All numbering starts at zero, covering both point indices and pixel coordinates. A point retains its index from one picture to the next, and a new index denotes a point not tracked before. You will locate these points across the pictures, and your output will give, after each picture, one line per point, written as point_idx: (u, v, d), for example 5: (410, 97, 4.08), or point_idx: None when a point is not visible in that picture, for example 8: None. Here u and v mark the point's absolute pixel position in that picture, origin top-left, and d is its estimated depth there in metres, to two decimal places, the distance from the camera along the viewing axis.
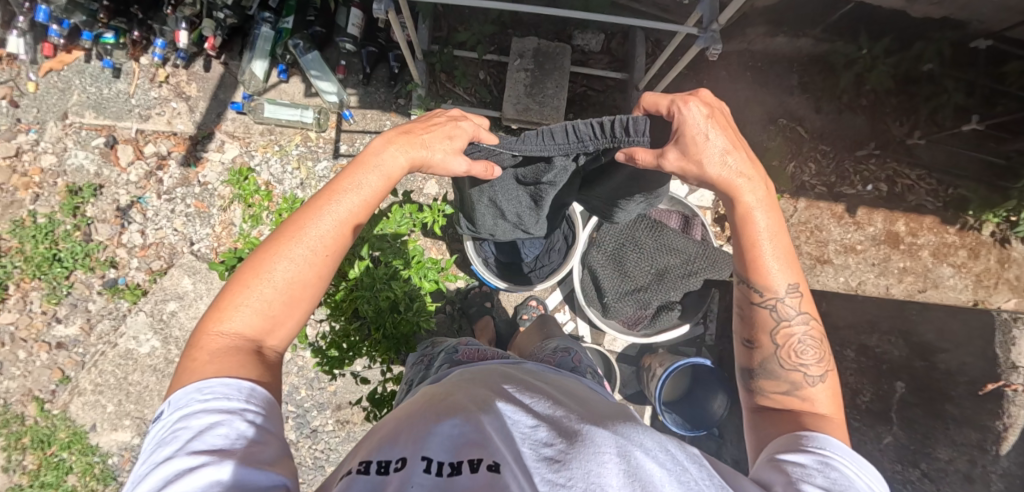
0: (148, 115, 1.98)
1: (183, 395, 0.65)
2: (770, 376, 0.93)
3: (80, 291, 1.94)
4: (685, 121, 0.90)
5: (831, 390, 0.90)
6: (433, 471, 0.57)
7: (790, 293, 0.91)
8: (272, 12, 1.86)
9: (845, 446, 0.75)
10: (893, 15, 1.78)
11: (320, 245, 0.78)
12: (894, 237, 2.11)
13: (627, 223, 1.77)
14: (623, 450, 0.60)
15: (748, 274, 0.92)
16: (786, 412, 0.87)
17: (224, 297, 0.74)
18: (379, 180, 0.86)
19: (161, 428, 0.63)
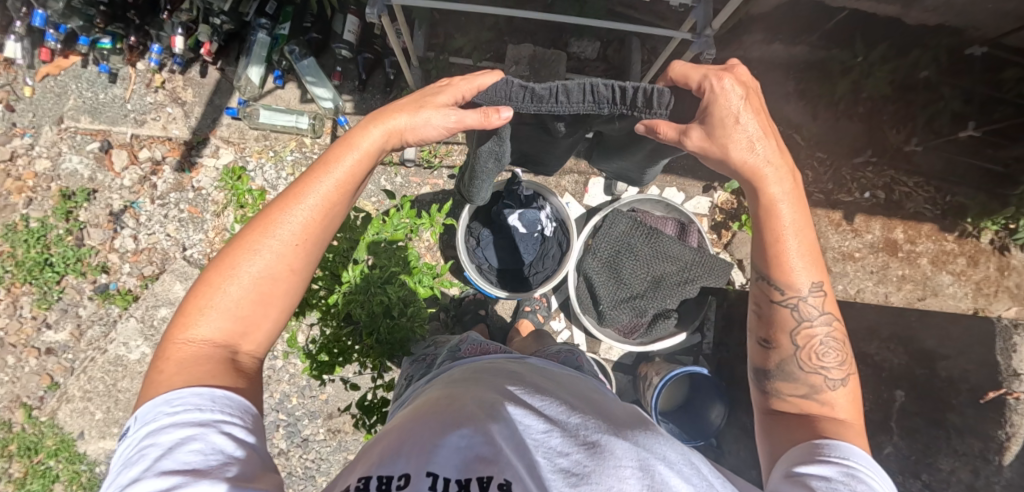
0: (143, 120, 1.98)
1: (150, 408, 0.63)
2: (788, 378, 0.91)
3: (71, 297, 1.92)
4: (718, 100, 0.89)
5: (852, 395, 0.88)
6: (440, 489, 0.53)
7: (813, 292, 0.90)
8: (269, 19, 1.84)
9: (862, 454, 0.75)
10: (888, 21, 1.78)
11: (290, 235, 0.77)
12: (893, 245, 2.11)
13: (622, 229, 1.77)
14: (644, 464, 0.60)
15: (769, 271, 0.91)
16: (804, 416, 0.86)
17: (190, 302, 0.73)
18: (353, 160, 0.84)
19: (128, 446, 0.61)
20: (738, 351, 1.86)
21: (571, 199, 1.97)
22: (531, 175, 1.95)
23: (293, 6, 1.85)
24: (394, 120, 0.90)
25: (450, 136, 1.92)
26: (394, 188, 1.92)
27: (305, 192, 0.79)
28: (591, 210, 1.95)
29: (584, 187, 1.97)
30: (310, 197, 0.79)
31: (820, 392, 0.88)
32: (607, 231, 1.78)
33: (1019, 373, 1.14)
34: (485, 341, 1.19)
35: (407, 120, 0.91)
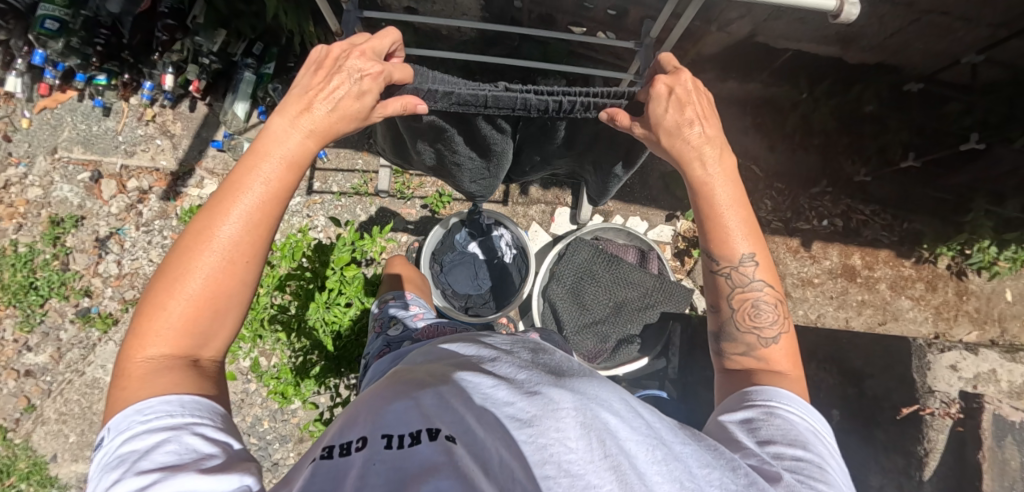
0: (133, 151, 2.09)
1: (122, 418, 0.61)
2: (730, 339, 0.93)
3: (53, 319, 1.98)
4: (655, 96, 0.90)
5: (788, 350, 0.90)
6: (394, 446, 0.57)
7: (747, 261, 0.89)
8: (255, 59, 1.99)
9: (791, 394, 0.81)
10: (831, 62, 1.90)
11: (230, 249, 0.69)
12: (851, 271, 2.17)
13: (585, 256, 1.85)
14: (582, 404, 0.59)
15: (709, 245, 0.90)
16: (750, 373, 0.88)
17: (137, 326, 0.66)
18: (282, 162, 0.73)
19: (105, 454, 0.60)
20: (702, 375, 1.88)
21: (538, 228, 2.06)
22: (500, 205, 2.05)
23: (278, 47, 1.99)
24: (318, 111, 0.77)
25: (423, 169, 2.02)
26: (370, 217, 2.02)
27: (235, 200, 0.69)
28: (557, 238, 2.04)
29: (551, 217, 2.06)
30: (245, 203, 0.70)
31: (757, 350, 0.89)
32: (570, 258, 1.86)
33: (933, 390, 1.28)
34: (443, 320, 1.30)
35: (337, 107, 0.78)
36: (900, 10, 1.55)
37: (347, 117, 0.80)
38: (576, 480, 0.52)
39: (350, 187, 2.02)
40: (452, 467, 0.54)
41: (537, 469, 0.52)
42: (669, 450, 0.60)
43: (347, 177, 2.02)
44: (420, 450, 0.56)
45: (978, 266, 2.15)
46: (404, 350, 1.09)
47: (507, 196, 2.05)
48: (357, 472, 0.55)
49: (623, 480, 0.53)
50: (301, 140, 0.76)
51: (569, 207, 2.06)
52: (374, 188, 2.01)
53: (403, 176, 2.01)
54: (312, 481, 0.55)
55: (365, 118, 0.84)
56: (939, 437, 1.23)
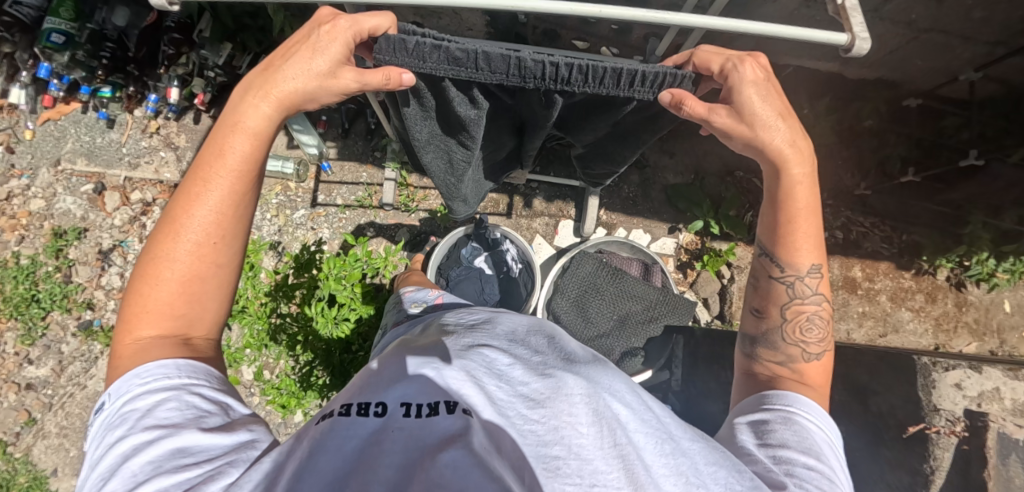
0: (137, 163, 2.09)
1: (119, 386, 0.65)
2: (771, 346, 0.93)
3: (55, 333, 1.97)
4: (741, 80, 0.82)
5: (825, 367, 0.92)
6: (412, 414, 0.59)
7: (810, 273, 0.91)
8: None
9: (809, 402, 0.83)
10: (831, 76, 1.92)
11: (207, 225, 0.72)
12: (852, 282, 2.16)
13: (590, 270, 1.87)
14: (593, 393, 0.65)
15: (775, 248, 0.91)
16: (777, 381, 0.90)
17: (130, 308, 0.71)
18: (248, 140, 0.75)
19: (107, 415, 0.64)
20: (705, 388, 1.86)
21: (542, 241, 2.07)
22: (503, 218, 2.07)
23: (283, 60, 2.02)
24: (280, 87, 0.77)
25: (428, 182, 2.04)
26: (374, 229, 2.03)
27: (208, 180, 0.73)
28: (561, 250, 2.05)
29: (554, 229, 2.07)
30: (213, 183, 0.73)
31: (796, 363, 0.91)
32: (574, 271, 1.87)
33: (938, 409, 1.28)
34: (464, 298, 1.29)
35: (295, 81, 0.78)
36: (898, 28, 1.58)
37: (310, 94, 0.79)
38: (586, 463, 0.57)
39: (355, 200, 2.03)
40: (467, 439, 0.55)
41: (547, 449, 0.58)
42: (676, 445, 0.66)
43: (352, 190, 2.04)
44: (439, 421, 0.58)
45: (976, 278, 2.16)
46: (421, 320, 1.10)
47: (511, 209, 2.07)
48: (373, 434, 0.57)
49: (628, 467, 0.59)
50: (264, 117, 0.77)
51: (573, 220, 2.07)
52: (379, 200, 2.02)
53: (407, 189, 2.02)
54: (328, 437, 0.57)
55: (331, 95, 0.82)
56: (945, 456, 1.24)
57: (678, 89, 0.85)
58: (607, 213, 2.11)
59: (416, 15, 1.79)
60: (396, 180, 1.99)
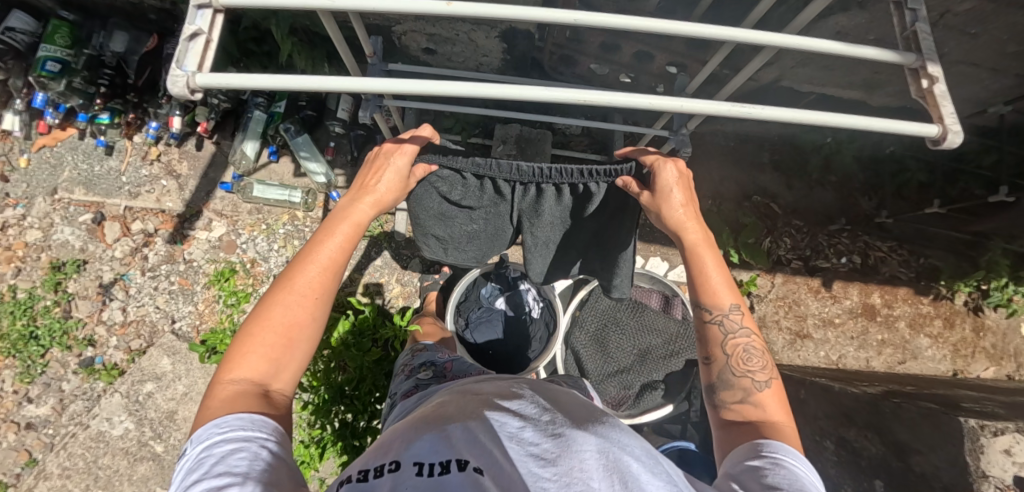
0: (137, 192, 2.01)
1: (203, 427, 0.75)
2: (727, 387, 1.00)
3: (55, 371, 1.90)
4: (662, 175, 1.00)
5: (777, 392, 0.98)
6: (424, 473, 0.63)
7: (732, 311, 1.02)
8: (265, 98, 1.92)
9: (796, 452, 0.81)
10: (854, 104, 1.85)
11: (308, 289, 0.93)
12: (870, 309, 2.12)
13: (609, 303, 1.87)
14: (603, 448, 0.66)
15: (698, 297, 1.04)
16: (748, 422, 0.93)
17: (232, 355, 0.86)
18: (348, 228, 0.99)
19: (188, 460, 0.72)
20: None
21: None
22: None
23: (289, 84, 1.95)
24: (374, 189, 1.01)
25: None
26: (385, 260, 1.97)
27: (316, 256, 0.95)
28: (577, 281, 2.00)
29: None
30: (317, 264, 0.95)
31: (754, 395, 0.96)
32: (594, 304, 1.88)
33: None
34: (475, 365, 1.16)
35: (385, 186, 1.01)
36: None
37: (393, 198, 1.03)
38: None
39: (365, 229, 1.96)
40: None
41: None
42: None
43: None
44: (450, 479, 0.62)
45: (995, 303, 2.13)
46: (433, 390, 1.03)
47: None
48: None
49: None
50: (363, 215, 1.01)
51: None
52: (390, 231, 1.96)
53: None
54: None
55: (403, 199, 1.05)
56: None
57: (624, 176, 1.03)
58: None
59: (430, 41, 1.72)
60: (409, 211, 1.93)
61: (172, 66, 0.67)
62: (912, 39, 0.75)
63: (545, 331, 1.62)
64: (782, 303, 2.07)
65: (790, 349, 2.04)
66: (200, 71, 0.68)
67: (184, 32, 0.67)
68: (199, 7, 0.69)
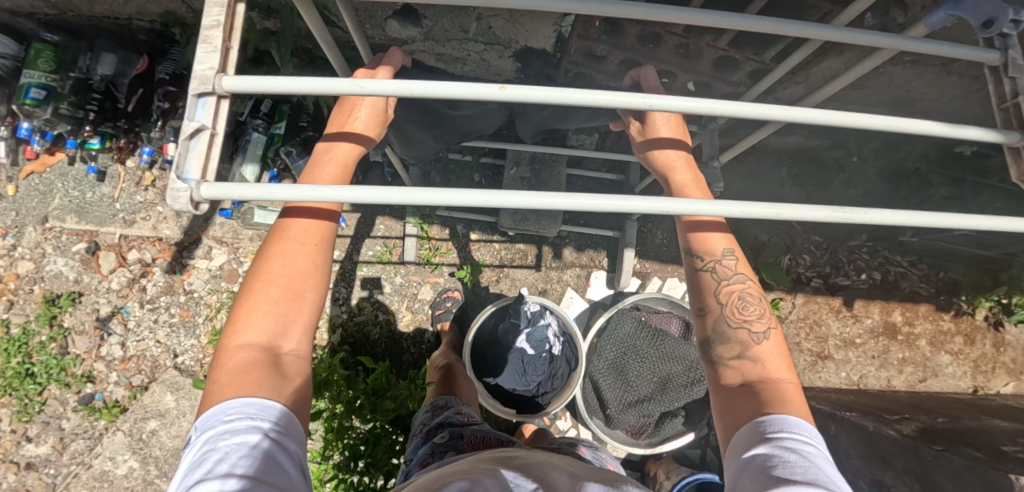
0: (132, 220, 1.92)
1: (209, 409, 0.78)
2: (724, 341, 1.03)
3: (53, 409, 1.83)
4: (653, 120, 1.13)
5: (774, 342, 1.02)
6: None
7: (726, 255, 1.08)
8: (264, 119, 1.84)
9: (797, 424, 0.82)
10: (880, 120, 1.78)
11: (306, 237, 0.94)
12: (891, 328, 2.07)
13: (629, 332, 1.80)
14: None
15: (690, 244, 1.11)
16: (747, 382, 0.95)
17: (237, 317, 0.90)
18: (334, 168, 0.94)
19: (193, 452, 0.74)
20: None
21: (574, 293, 1.96)
22: (532, 270, 1.94)
23: (289, 105, 1.87)
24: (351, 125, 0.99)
25: (449, 233, 1.92)
26: (394, 288, 1.89)
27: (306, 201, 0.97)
28: (594, 305, 1.94)
29: (586, 281, 1.97)
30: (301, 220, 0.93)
31: (751, 348, 1.00)
32: (613, 332, 1.81)
33: None
34: (498, 433, 1.11)
35: (361, 122, 1.00)
36: (965, 81, 1.43)
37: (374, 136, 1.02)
38: None
39: (372, 255, 1.89)
40: None
41: None
42: None
43: (369, 244, 1.89)
44: None
45: (1016, 318, 2.09)
46: (449, 460, 0.95)
47: (540, 260, 1.95)
48: None
49: None
50: (345, 151, 0.97)
51: (605, 270, 1.97)
52: (399, 257, 1.90)
53: (429, 242, 1.91)
54: None
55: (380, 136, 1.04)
56: None
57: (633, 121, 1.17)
58: (640, 261, 1.99)
59: (438, 61, 1.61)
60: (417, 235, 1.89)
61: (172, 175, 0.59)
62: (1011, 112, 0.71)
63: (566, 369, 1.59)
64: (803, 324, 2.02)
65: (810, 370, 2.00)
66: (204, 179, 0.60)
67: (185, 131, 0.59)
68: (199, 95, 0.60)
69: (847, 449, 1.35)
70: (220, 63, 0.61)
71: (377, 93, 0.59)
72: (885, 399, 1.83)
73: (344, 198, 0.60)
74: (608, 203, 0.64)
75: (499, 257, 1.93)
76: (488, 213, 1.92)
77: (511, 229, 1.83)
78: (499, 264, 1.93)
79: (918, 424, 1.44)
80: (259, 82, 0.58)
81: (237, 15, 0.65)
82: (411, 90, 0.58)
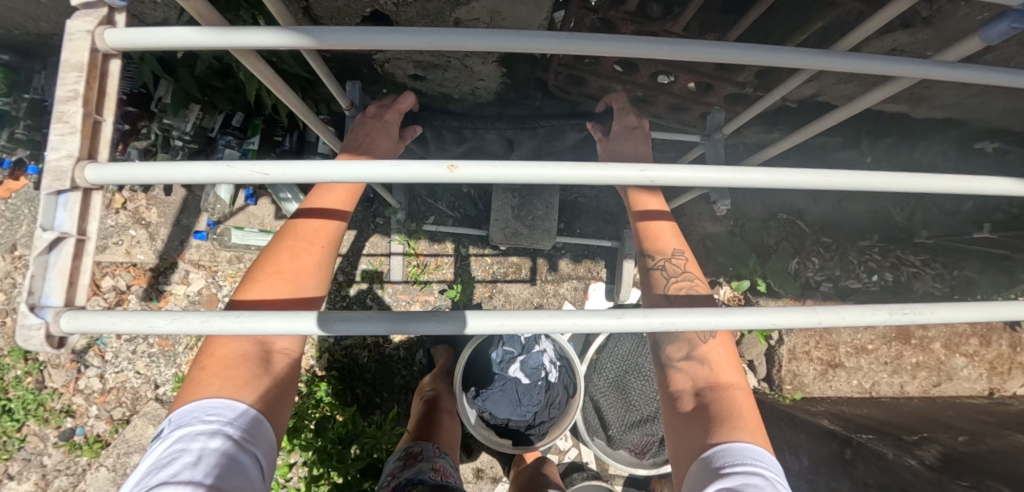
0: (104, 245, 1.81)
1: (188, 405, 0.83)
2: (673, 341, 0.98)
3: (34, 445, 1.75)
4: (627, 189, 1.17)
5: (722, 344, 0.98)
6: None
7: (676, 255, 1.03)
8: (236, 133, 1.71)
9: (735, 448, 0.77)
10: (894, 116, 1.65)
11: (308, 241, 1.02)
12: (905, 332, 1.98)
13: (629, 350, 1.73)
14: None
15: (642, 244, 1.07)
16: (697, 391, 0.92)
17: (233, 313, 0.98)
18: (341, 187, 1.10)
19: (162, 447, 0.77)
20: None
21: (572, 307, 1.86)
22: (527, 284, 1.84)
23: (262, 118, 1.73)
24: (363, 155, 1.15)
25: (438, 248, 1.82)
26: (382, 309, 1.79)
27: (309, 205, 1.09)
28: None
29: (584, 294, 1.87)
30: (292, 237, 1.01)
31: (698, 348, 0.96)
32: (613, 349, 1.75)
33: None
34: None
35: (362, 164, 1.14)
36: None
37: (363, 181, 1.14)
38: None
39: (357, 276, 1.79)
40: None
41: None
42: None
43: (352, 264, 1.78)
44: None
45: None
46: None
47: (534, 273, 1.85)
48: None
49: None
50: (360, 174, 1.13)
51: (604, 282, 1.87)
52: (386, 276, 1.79)
53: (417, 259, 1.81)
54: None
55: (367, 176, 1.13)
56: None
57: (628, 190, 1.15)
58: None
59: (417, 68, 1.47)
60: (404, 252, 1.79)
61: (25, 308, 0.53)
62: None
63: (565, 396, 1.52)
64: (814, 332, 1.92)
65: (821, 380, 1.92)
66: (66, 305, 0.55)
67: (39, 246, 0.54)
68: (57, 192, 0.54)
69: (866, 479, 1.27)
70: (82, 147, 0.55)
71: (283, 179, 0.50)
72: (897, 410, 1.75)
73: (269, 329, 0.53)
74: (601, 322, 0.56)
75: (491, 272, 1.83)
76: (477, 226, 1.82)
77: (502, 244, 1.72)
78: (492, 280, 1.83)
79: (937, 449, 1.36)
80: (131, 170, 0.51)
81: (110, 74, 0.58)
82: (326, 177, 0.49)
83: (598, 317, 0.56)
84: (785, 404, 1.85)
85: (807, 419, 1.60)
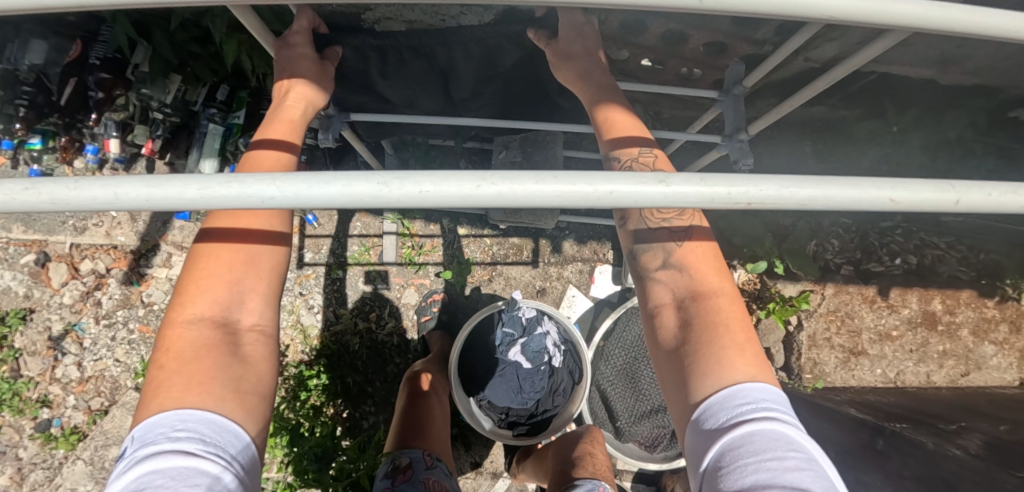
0: (83, 227, 1.71)
1: (151, 418, 0.65)
2: (648, 249, 0.88)
3: (8, 437, 1.66)
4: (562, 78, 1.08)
5: (699, 240, 0.87)
6: None
7: (644, 153, 0.93)
8: (220, 107, 1.65)
9: (714, 395, 0.69)
10: (921, 85, 1.52)
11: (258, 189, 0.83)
12: (931, 318, 1.86)
13: (639, 334, 1.63)
14: None
15: (606, 147, 0.97)
16: (679, 301, 0.82)
17: (182, 292, 0.78)
18: (275, 121, 0.99)
19: (124, 473, 0.60)
20: None
21: (576, 291, 1.75)
22: (528, 267, 1.74)
23: (248, 90, 1.64)
24: (298, 86, 1.03)
25: (433, 229, 1.72)
26: (375, 292, 1.69)
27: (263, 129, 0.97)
28: (598, 303, 1.73)
29: (590, 277, 1.76)
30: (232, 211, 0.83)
31: (677, 253, 0.86)
32: (622, 333, 1.63)
33: None
34: None
35: (293, 102, 1.02)
36: None
37: (301, 116, 1.02)
38: None
39: (349, 257, 1.69)
40: None
41: None
42: None
43: (343, 246, 1.69)
44: None
45: None
46: None
47: (536, 255, 1.74)
48: None
49: None
50: (292, 107, 1.02)
51: (611, 264, 1.77)
52: (379, 259, 1.70)
53: (411, 240, 1.71)
54: None
55: (302, 111, 1.03)
56: None
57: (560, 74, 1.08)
58: None
59: None
60: (398, 232, 1.70)
61: None
62: None
63: (568, 382, 1.42)
64: (834, 318, 1.81)
65: (843, 369, 1.80)
66: None
67: None
68: None
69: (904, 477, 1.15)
70: None
71: None
72: (925, 399, 1.64)
73: (126, 195, 0.46)
74: (632, 187, 0.49)
75: (491, 254, 1.73)
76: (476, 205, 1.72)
77: (503, 222, 1.61)
78: (491, 262, 1.72)
79: (980, 438, 1.25)
80: None
81: None
82: None
83: (638, 181, 0.48)
84: (805, 393, 1.73)
85: (832, 409, 1.49)
